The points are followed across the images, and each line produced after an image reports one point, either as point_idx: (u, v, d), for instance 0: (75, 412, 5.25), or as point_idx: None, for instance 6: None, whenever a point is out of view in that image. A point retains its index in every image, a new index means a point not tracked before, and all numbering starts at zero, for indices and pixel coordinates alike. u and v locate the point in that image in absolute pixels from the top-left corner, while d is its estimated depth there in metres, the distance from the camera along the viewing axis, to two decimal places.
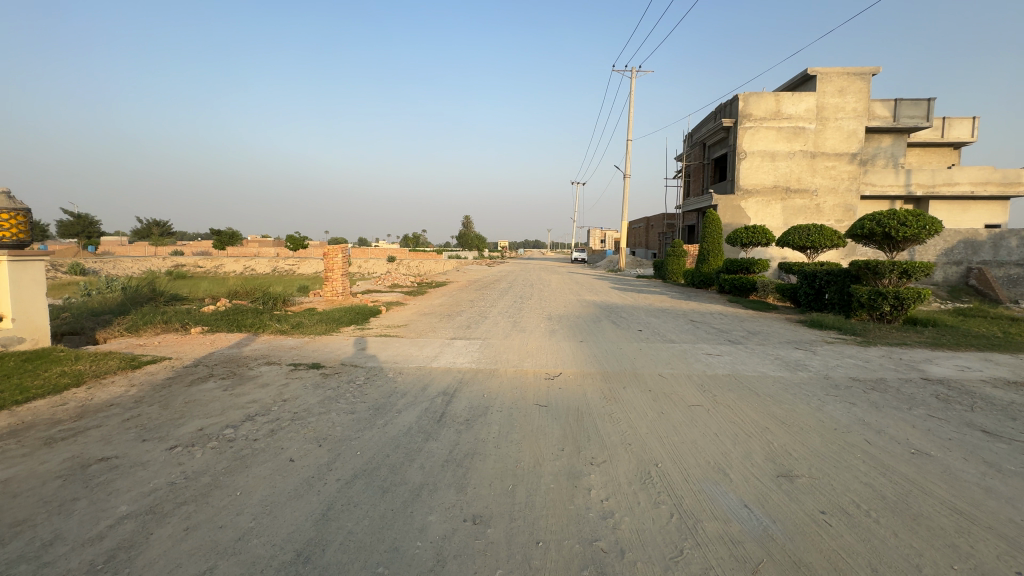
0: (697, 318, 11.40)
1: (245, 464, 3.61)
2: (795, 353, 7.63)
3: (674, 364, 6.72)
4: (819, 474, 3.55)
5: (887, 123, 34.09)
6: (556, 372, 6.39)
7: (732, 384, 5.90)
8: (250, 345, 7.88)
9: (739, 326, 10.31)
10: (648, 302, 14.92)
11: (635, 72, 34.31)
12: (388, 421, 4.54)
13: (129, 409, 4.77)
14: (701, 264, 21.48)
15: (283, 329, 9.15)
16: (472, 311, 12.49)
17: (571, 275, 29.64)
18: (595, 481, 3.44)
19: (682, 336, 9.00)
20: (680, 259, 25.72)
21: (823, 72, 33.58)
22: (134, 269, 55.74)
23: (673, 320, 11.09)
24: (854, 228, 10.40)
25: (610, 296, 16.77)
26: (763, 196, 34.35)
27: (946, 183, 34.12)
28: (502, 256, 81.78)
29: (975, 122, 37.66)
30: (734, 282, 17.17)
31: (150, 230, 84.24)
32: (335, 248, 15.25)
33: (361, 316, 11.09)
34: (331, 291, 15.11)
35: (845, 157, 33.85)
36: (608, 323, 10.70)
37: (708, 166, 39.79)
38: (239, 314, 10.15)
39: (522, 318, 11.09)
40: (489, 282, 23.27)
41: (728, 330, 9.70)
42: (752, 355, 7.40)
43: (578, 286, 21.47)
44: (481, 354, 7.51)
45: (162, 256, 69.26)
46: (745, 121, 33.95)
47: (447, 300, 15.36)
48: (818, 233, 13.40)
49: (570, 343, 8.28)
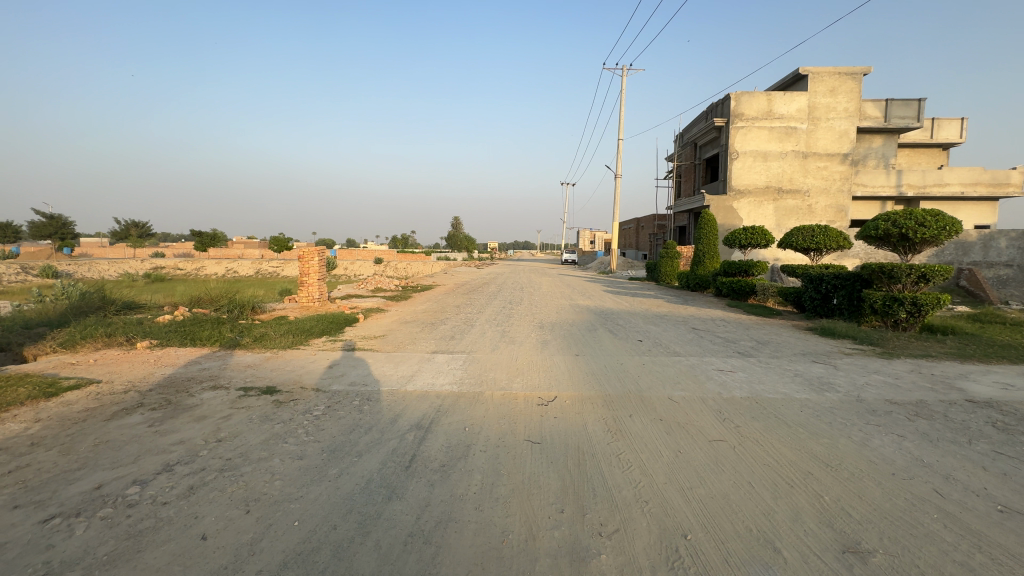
0: (699, 326, 10.60)
1: (138, 548, 2.68)
2: (815, 368, 6.84)
3: (683, 385, 5.89)
4: (896, 550, 2.73)
5: (878, 123, 33.87)
6: (551, 396, 5.51)
7: (755, 409, 5.08)
8: (199, 364, 6.87)
9: (746, 334, 9.54)
10: (644, 307, 14.12)
11: (626, 71, 33.69)
12: (343, 471, 3.63)
13: (16, 458, 3.78)
14: (696, 266, 20.79)
15: (243, 343, 8.15)
16: (457, 319, 11.59)
17: (561, 278, 28.84)
18: (608, 566, 2.58)
19: (687, 348, 8.18)
20: (673, 260, 25.08)
21: (815, 71, 33.27)
22: (110, 272, 53.80)
23: (674, 329, 10.27)
24: (867, 229, 9.71)
25: (605, 301, 15.94)
26: (755, 196, 33.91)
27: (936, 184, 33.97)
28: (491, 257, 81.11)
29: (963, 124, 37.67)
30: (732, 285, 16.48)
31: (127, 231, 81.76)
32: (311, 250, 14.22)
33: (335, 326, 10.13)
34: (306, 297, 14.10)
35: (837, 157, 33.55)
36: (604, 332, 9.88)
37: (699, 166, 39.33)
38: (196, 325, 9.11)
39: (511, 327, 10.20)
40: (477, 285, 22.39)
41: (735, 340, 8.91)
42: (770, 372, 6.57)
43: (569, 289, 20.62)
44: (464, 372, 6.60)
45: (141, 258, 67.22)
46: (737, 120, 33.50)
47: (431, 305, 14.42)
48: (823, 234, 12.73)
49: (564, 358, 7.40)
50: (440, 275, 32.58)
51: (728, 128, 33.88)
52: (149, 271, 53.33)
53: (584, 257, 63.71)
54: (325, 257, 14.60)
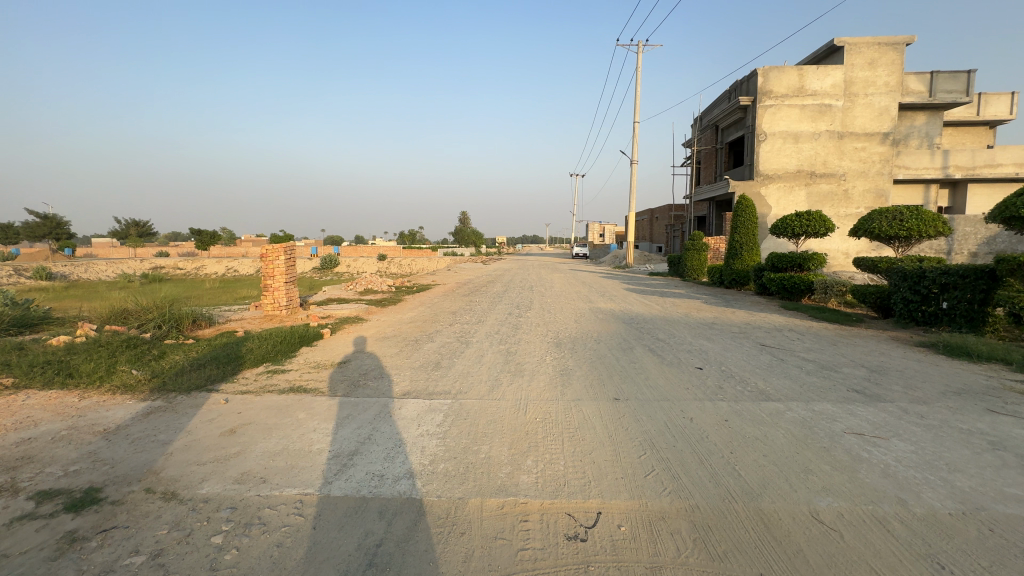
0: (770, 342, 7.93)
1: None
2: (1010, 429, 4.19)
3: (822, 477, 3.33)
4: None
5: (922, 99, 30.60)
6: (590, 511, 2.99)
7: (1012, 562, 2.49)
8: (30, 427, 4.40)
9: (844, 357, 6.87)
10: (683, 312, 11.48)
11: (641, 48, 30.95)
12: None
13: None
14: (731, 260, 18.05)
15: (133, 382, 5.68)
16: (450, 334, 9.10)
17: (574, 274, 26.31)
18: None
19: (781, 385, 5.54)
20: (701, 254, 22.34)
21: (851, 42, 30.11)
22: (108, 273, 52.40)
23: (739, 347, 7.63)
24: (1011, 207, 7.00)
25: (631, 303, 13.32)
26: (785, 181, 30.89)
27: (987, 165, 30.61)
28: (499, 252, 78.47)
29: (1014, 98, 34.16)
30: (785, 282, 13.73)
31: (128, 232, 80.55)
32: (277, 247, 11.80)
33: (285, 348, 7.66)
34: (271, 304, 11.66)
35: (876, 137, 30.36)
36: (644, 352, 7.32)
37: (721, 150, 36.41)
38: (89, 351, 6.70)
39: (519, 348, 7.61)
40: (482, 284, 19.91)
41: (836, 369, 6.25)
42: (951, 443, 3.90)
43: (586, 288, 18.07)
44: (441, 442, 4.05)
45: (142, 257, 65.76)
46: (765, 98, 30.55)
47: (422, 312, 11.91)
48: (918, 220, 9.87)
49: (601, 407, 4.86)
50: (442, 273, 30.14)
51: (755, 107, 30.94)
52: (149, 271, 51.94)
53: (596, 252, 60.64)
54: (294, 255, 12.17)
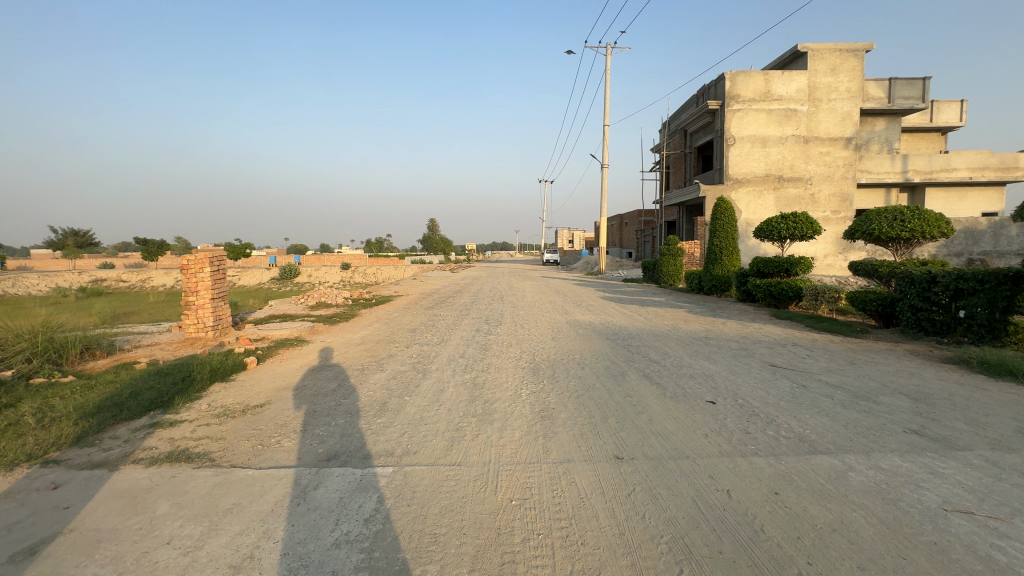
0: (780, 362, 6.79)
1: None
2: None
3: None
4: None
5: (882, 105, 31.07)
6: None
7: None
8: None
9: (874, 381, 5.78)
10: (671, 324, 10.35)
11: (609, 50, 30.36)
12: None
13: None
14: (711, 265, 17.21)
15: None
16: (404, 359, 7.59)
17: (547, 282, 25.18)
18: None
19: (820, 427, 4.36)
20: (676, 259, 21.55)
21: (814, 49, 30.32)
22: (41, 286, 47.91)
23: (747, 369, 6.46)
24: None
25: (612, 314, 12.10)
26: (754, 185, 30.72)
27: (943, 169, 31.26)
28: (469, 259, 76.93)
29: (963, 106, 35.30)
30: (773, 288, 12.86)
31: (65, 242, 74.86)
32: (200, 258, 9.87)
33: (190, 386, 6.01)
34: (195, 326, 9.85)
35: (840, 142, 30.57)
36: (639, 379, 6.05)
37: (690, 155, 36.24)
38: None
39: (489, 378, 6.21)
40: (449, 295, 18.43)
41: (874, 399, 5.13)
42: None
43: (560, 297, 16.82)
44: (366, 558, 2.62)
45: (81, 269, 60.74)
46: (733, 102, 30.38)
47: (376, 331, 10.33)
48: (921, 220, 9.10)
49: (600, 475, 3.52)
50: (406, 282, 28.41)
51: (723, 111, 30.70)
52: (87, 284, 47.92)
53: (567, 259, 59.94)
54: (223, 266, 10.33)
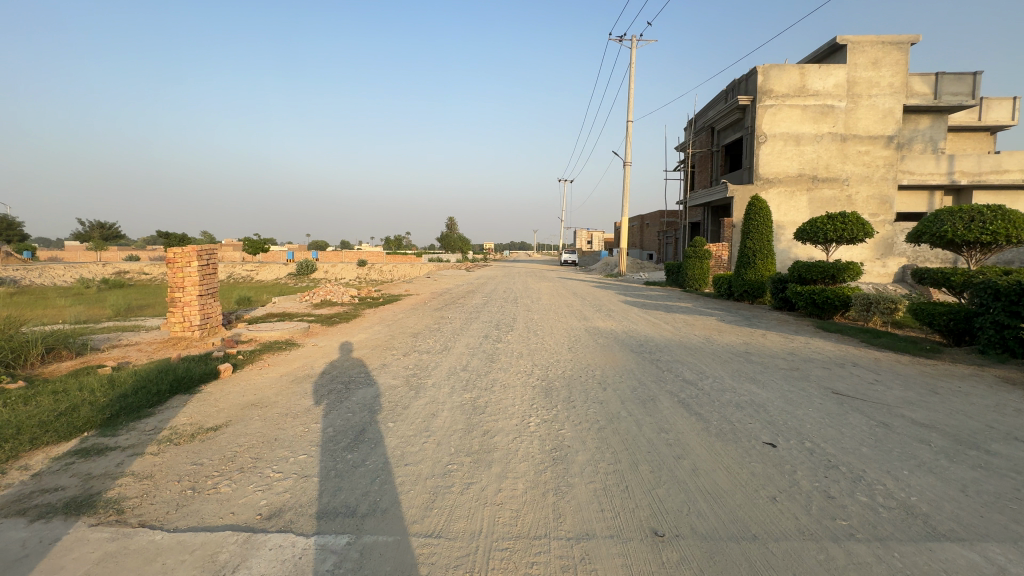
0: (845, 389, 5.60)
1: None
2: None
3: None
4: None
5: (927, 101, 29.01)
6: None
7: None
8: None
9: (975, 421, 4.58)
10: (703, 336, 9.18)
11: (635, 42, 29.08)
12: None
13: None
14: (743, 269, 15.87)
15: None
16: (397, 371, 6.61)
17: (564, 283, 24.07)
18: None
19: (930, 492, 3.22)
20: (703, 262, 20.22)
21: (854, 41, 28.46)
22: (65, 277, 48.52)
23: (808, 396, 5.31)
24: None
25: (636, 322, 10.96)
26: (785, 186, 29.04)
27: (993, 171, 29.07)
28: (485, 259, 76.08)
29: (1015, 104, 32.89)
30: (816, 296, 11.54)
31: (91, 234, 76.40)
32: (188, 250, 9.12)
33: (143, 399, 5.14)
34: (180, 325, 9.08)
35: (880, 141, 28.66)
36: (674, 406, 4.97)
37: (717, 154, 34.67)
38: None
39: (492, 400, 5.21)
40: (460, 296, 17.50)
41: (986, 449, 3.94)
42: None
43: (579, 300, 15.72)
44: None
45: (105, 261, 61.62)
46: (765, 98, 28.77)
47: (374, 335, 9.42)
48: (1005, 222, 7.82)
49: (635, 565, 2.48)
50: (419, 281, 27.66)
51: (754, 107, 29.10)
52: (109, 277, 48.42)
53: (586, 260, 58.49)
54: (212, 260, 9.56)
